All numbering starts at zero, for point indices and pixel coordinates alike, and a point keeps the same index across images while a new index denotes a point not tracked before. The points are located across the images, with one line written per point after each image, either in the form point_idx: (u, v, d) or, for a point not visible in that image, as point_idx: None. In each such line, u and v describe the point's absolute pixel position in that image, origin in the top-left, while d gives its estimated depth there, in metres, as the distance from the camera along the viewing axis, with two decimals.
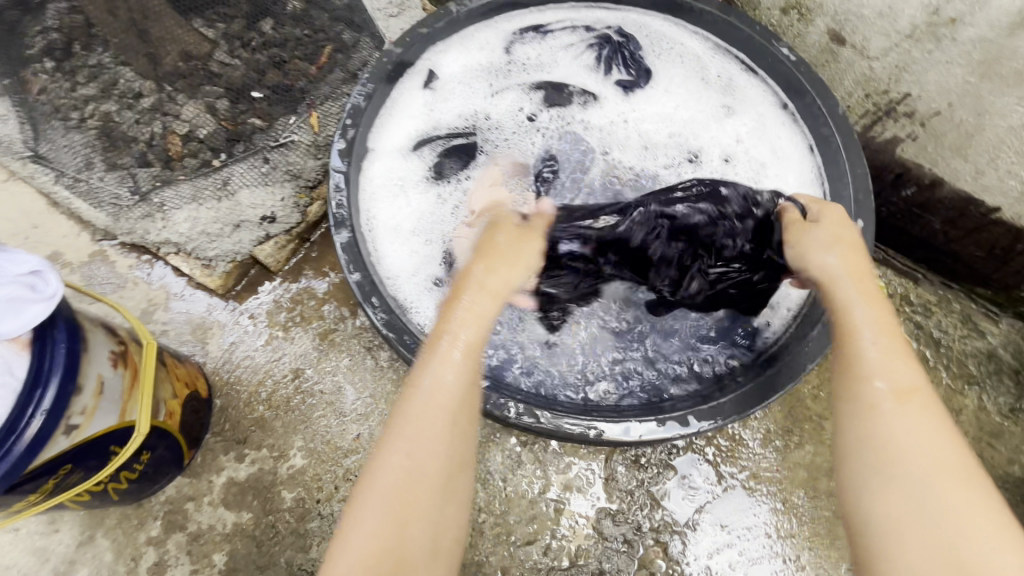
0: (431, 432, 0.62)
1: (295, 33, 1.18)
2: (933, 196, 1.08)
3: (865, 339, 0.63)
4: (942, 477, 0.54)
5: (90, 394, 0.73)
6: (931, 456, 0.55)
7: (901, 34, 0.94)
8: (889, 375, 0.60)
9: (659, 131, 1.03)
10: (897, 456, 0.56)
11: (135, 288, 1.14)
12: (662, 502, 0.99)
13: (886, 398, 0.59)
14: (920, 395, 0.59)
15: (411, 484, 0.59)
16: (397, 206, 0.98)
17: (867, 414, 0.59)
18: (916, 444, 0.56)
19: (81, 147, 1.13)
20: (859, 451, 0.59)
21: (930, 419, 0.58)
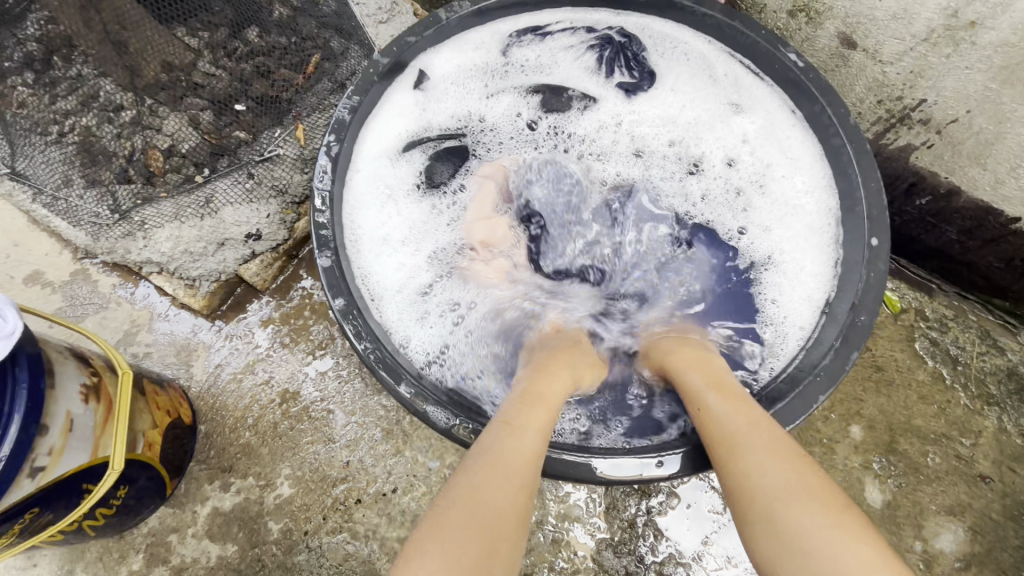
0: (520, 468, 0.61)
1: (282, 41, 1.13)
2: (949, 205, 1.04)
3: (708, 399, 0.69)
4: (793, 507, 0.57)
5: (58, 433, 0.69)
6: (779, 488, 0.58)
7: (917, 37, 0.88)
8: (733, 425, 0.65)
9: (658, 133, 1.01)
10: (754, 500, 0.59)
11: (118, 308, 1.11)
12: (665, 533, 0.94)
13: (737, 443, 0.64)
14: (762, 431, 0.64)
15: (496, 513, 0.57)
16: (384, 215, 0.95)
17: (725, 466, 0.63)
18: (766, 480, 0.59)
19: (60, 164, 1.09)
20: (732, 506, 0.62)
21: (773, 450, 0.62)
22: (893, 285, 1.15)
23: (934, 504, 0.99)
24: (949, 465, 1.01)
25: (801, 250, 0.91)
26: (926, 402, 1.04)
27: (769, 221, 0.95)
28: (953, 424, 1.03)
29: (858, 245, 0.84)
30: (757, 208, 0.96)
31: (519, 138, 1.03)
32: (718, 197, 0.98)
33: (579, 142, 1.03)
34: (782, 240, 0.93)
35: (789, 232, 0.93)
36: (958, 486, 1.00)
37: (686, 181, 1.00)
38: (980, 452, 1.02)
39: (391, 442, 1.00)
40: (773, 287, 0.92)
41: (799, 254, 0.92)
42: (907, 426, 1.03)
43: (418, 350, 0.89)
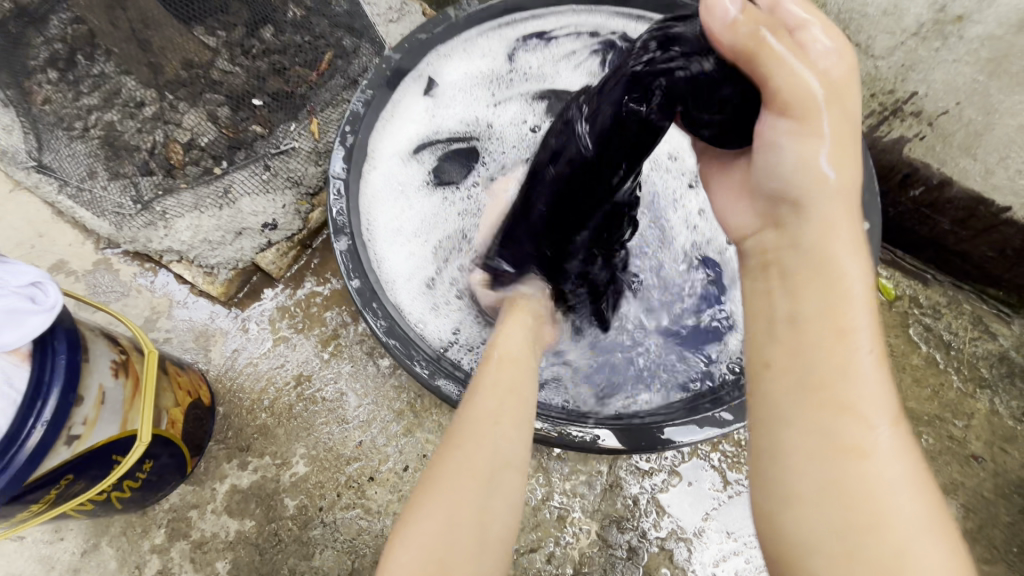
0: (481, 428, 0.63)
1: (296, 39, 1.17)
2: (942, 196, 1.06)
3: (856, 343, 0.51)
4: (921, 538, 0.45)
5: (91, 404, 0.74)
6: (916, 516, 0.46)
7: (907, 32, 0.93)
8: (885, 409, 0.49)
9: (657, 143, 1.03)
10: (879, 509, 0.46)
11: (138, 296, 1.15)
12: (666, 509, 0.98)
13: (878, 434, 0.48)
14: (903, 434, 0.49)
15: (457, 479, 0.59)
16: (399, 209, 1.00)
17: (853, 450, 0.48)
18: (901, 497, 0.46)
19: (85, 157, 1.14)
20: (835, 490, 0.47)
21: (915, 465, 0.48)
22: (888, 274, 1.18)
23: None
24: (942, 445, 1.04)
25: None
26: (921, 385, 1.08)
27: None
28: (946, 407, 1.06)
29: None
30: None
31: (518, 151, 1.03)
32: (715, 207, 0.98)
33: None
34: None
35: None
36: (950, 466, 1.03)
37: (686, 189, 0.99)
38: (972, 433, 1.05)
39: (403, 422, 1.04)
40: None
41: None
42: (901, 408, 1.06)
43: (432, 331, 0.92)
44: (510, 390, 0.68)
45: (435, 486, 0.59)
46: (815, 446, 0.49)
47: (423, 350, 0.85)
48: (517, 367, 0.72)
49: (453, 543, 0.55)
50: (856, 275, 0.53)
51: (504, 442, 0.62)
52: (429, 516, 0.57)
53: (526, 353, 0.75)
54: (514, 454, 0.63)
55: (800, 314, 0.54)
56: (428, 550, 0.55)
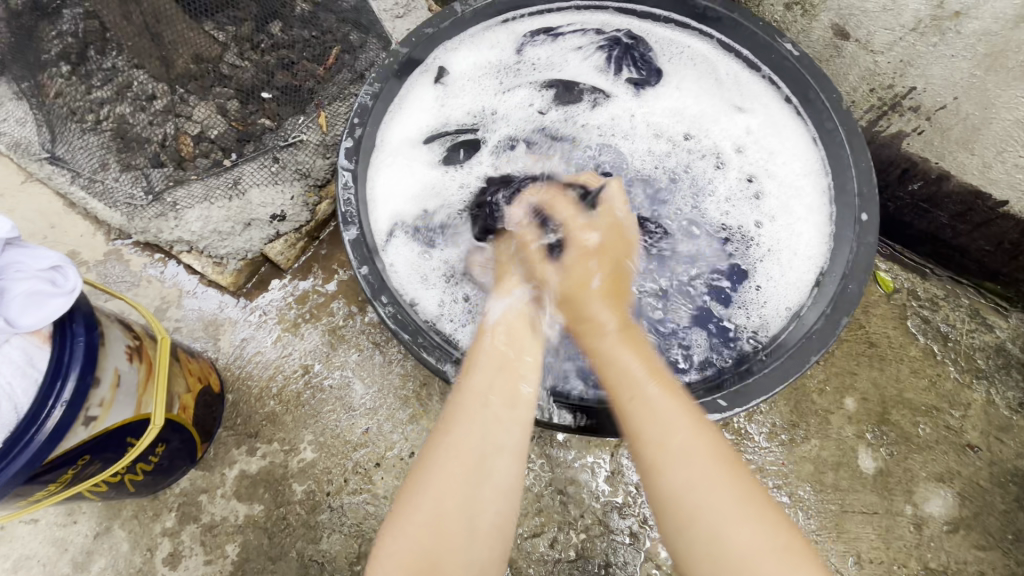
0: (470, 419, 0.65)
1: (303, 35, 1.19)
2: (940, 189, 1.09)
3: (640, 391, 0.64)
4: (730, 527, 0.55)
5: (108, 386, 0.76)
6: (722, 502, 0.56)
7: (906, 28, 0.94)
8: (670, 422, 0.62)
9: (672, 121, 1.07)
10: (690, 505, 0.57)
11: (149, 286, 1.17)
12: None
13: (668, 449, 0.60)
14: (694, 435, 0.61)
15: (446, 474, 0.61)
16: (409, 190, 1.02)
17: (652, 469, 0.60)
18: (697, 491, 0.57)
19: (97, 149, 1.16)
20: (664, 513, 0.59)
21: (707, 455, 0.60)
22: (887, 267, 1.20)
23: (924, 471, 1.04)
24: (939, 435, 1.06)
25: (797, 235, 0.96)
26: (918, 377, 1.09)
27: (775, 208, 1.00)
28: (943, 397, 1.08)
29: (849, 221, 0.89)
30: (767, 194, 1.01)
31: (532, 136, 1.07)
32: (732, 185, 1.03)
33: (595, 132, 1.08)
34: (784, 227, 0.98)
35: (792, 219, 0.98)
36: (947, 455, 1.05)
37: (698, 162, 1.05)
38: (969, 423, 1.06)
39: (409, 409, 1.06)
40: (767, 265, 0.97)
41: (797, 239, 0.97)
42: (899, 399, 1.08)
43: (426, 308, 0.94)
44: (501, 373, 0.69)
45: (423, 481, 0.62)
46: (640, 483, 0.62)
47: (429, 339, 0.86)
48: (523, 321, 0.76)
49: (442, 538, 0.58)
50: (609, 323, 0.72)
51: (495, 432, 0.64)
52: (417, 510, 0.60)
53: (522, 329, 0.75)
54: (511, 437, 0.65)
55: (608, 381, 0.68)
56: (417, 540, 0.58)
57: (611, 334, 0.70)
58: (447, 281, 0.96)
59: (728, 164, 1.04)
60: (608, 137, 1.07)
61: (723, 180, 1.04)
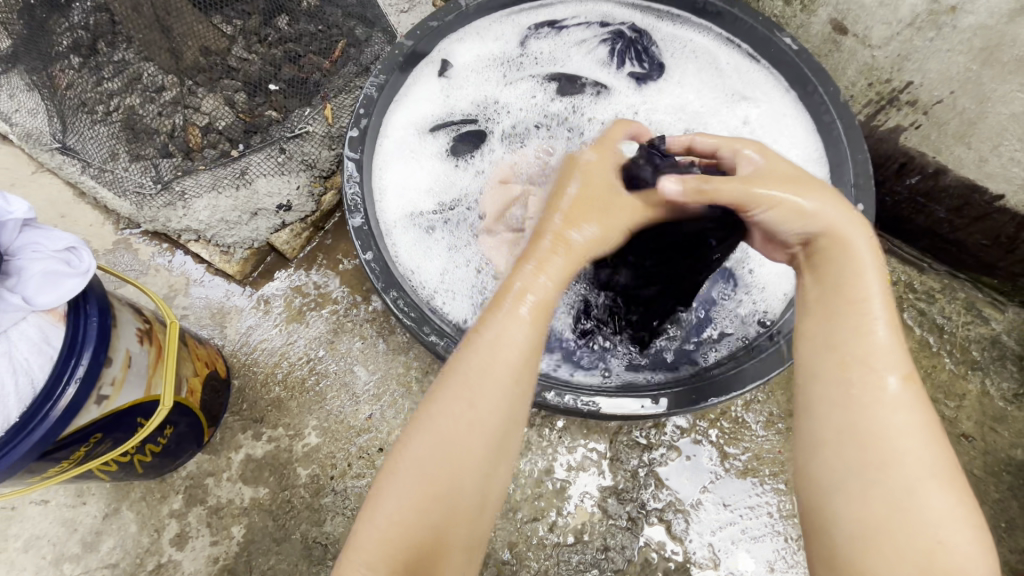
0: (484, 388, 0.58)
1: (309, 28, 1.21)
2: (936, 185, 1.10)
3: (867, 320, 0.58)
4: (928, 483, 0.52)
5: (119, 366, 0.78)
6: (925, 458, 0.53)
7: (902, 23, 0.96)
8: (893, 364, 0.56)
9: (674, 117, 1.07)
10: (883, 445, 0.54)
11: (156, 274, 1.19)
12: (666, 482, 1.01)
13: (884, 391, 0.55)
14: (914, 382, 0.56)
15: (455, 454, 0.57)
16: (413, 174, 1.04)
17: (857, 400, 0.56)
18: (904, 440, 0.54)
19: (108, 139, 1.18)
20: (852, 444, 0.55)
21: (919, 408, 0.55)
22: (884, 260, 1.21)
23: None
24: None
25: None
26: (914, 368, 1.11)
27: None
28: (938, 388, 1.09)
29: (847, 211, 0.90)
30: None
31: (532, 128, 1.07)
32: None
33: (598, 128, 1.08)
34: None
35: None
36: None
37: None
38: (963, 413, 1.08)
39: (411, 395, 1.08)
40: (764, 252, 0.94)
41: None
42: None
43: (431, 292, 0.95)
44: (532, 344, 0.60)
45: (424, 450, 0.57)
46: (819, 405, 0.58)
47: (428, 326, 0.87)
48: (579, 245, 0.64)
49: (443, 510, 0.56)
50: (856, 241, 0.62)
51: (509, 403, 0.58)
52: (413, 477, 0.57)
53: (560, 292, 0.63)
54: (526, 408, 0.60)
55: (822, 296, 0.61)
56: (416, 507, 0.56)
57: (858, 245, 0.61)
58: (450, 269, 0.98)
59: None
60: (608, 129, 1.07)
61: None
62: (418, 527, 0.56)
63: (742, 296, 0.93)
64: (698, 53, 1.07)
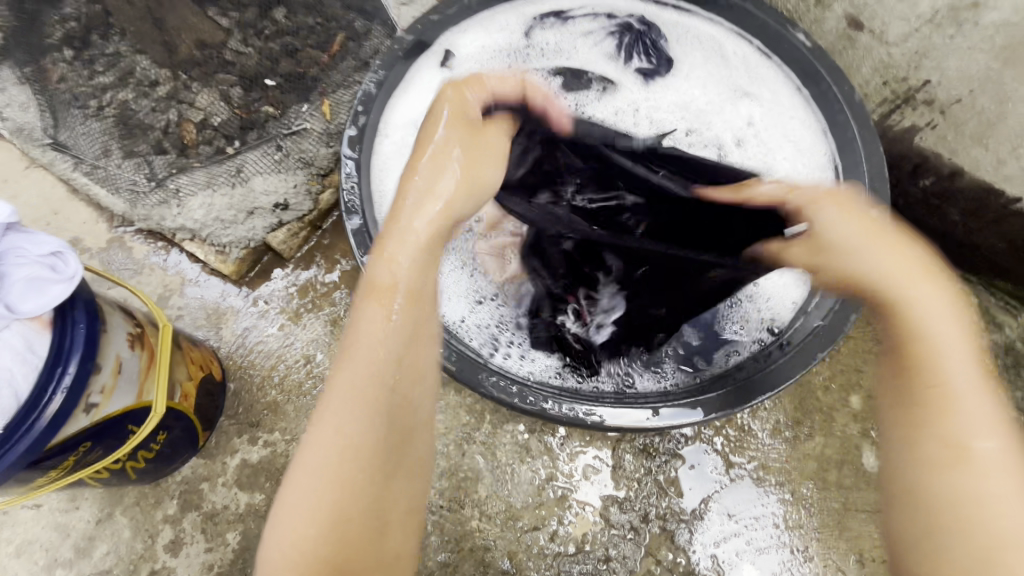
0: (361, 398, 0.60)
1: (309, 21, 1.17)
2: (952, 187, 1.06)
3: (955, 362, 0.64)
4: (1005, 503, 0.58)
5: (109, 373, 0.76)
6: (1001, 484, 0.58)
7: (922, 18, 0.94)
8: (977, 400, 0.62)
9: (675, 116, 1.03)
10: (959, 495, 0.58)
11: (151, 274, 1.17)
12: (669, 491, 0.99)
13: (953, 421, 0.61)
14: (981, 408, 0.62)
15: (347, 478, 0.58)
16: (406, 172, 0.98)
17: (960, 444, 0.60)
18: (991, 479, 0.58)
19: (100, 135, 1.15)
20: (940, 478, 0.60)
21: (1001, 431, 0.61)
22: None
23: None
24: None
25: None
26: None
27: None
28: None
29: None
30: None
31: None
32: None
33: None
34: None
35: None
36: None
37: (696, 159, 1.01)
38: None
39: None
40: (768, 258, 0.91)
41: None
42: None
43: None
44: (406, 340, 0.64)
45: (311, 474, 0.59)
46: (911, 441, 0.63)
47: None
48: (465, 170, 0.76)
49: (344, 527, 0.58)
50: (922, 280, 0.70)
51: (384, 403, 0.61)
52: (302, 501, 0.58)
53: (424, 275, 0.68)
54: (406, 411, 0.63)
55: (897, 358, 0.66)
56: (314, 542, 0.56)
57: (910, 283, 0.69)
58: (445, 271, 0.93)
59: (730, 153, 1.00)
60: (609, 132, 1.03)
61: (729, 166, 0.99)
62: (311, 557, 0.56)
63: (748, 305, 0.89)
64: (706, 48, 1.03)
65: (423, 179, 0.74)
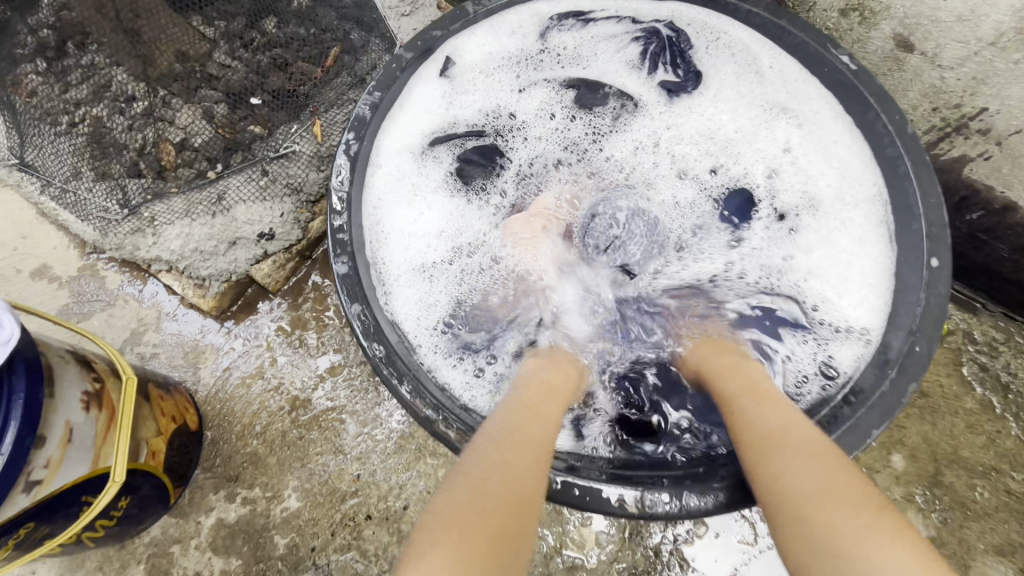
0: (513, 468, 0.57)
1: (300, 32, 1.08)
2: (1005, 221, 0.93)
3: (742, 405, 0.66)
4: (809, 484, 0.55)
5: (57, 444, 0.66)
6: (799, 466, 0.57)
7: (984, 41, 0.86)
8: (769, 419, 0.63)
9: (700, 149, 0.93)
10: (778, 501, 0.56)
11: (125, 306, 1.07)
12: (691, 564, 0.89)
13: (763, 433, 0.61)
14: (795, 425, 0.61)
15: (509, 523, 0.53)
16: (414, 213, 0.91)
17: (754, 467, 0.60)
18: (794, 475, 0.56)
19: (69, 155, 1.05)
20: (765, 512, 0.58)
21: (798, 434, 0.60)
22: None
23: (981, 542, 0.93)
24: (999, 501, 0.94)
25: (848, 265, 0.84)
26: (975, 433, 0.98)
27: (815, 241, 0.87)
28: (1004, 457, 0.96)
29: (913, 266, 0.77)
30: (806, 228, 0.87)
31: (551, 167, 0.95)
32: (773, 224, 0.89)
33: (617, 164, 0.95)
34: (826, 257, 0.86)
35: (836, 247, 0.85)
36: (1008, 524, 0.93)
37: (723, 200, 0.91)
38: None
39: (404, 453, 0.97)
40: (815, 290, 0.85)
41: (853, 273, 0.83)
42: (952, 458, 0.97)
43: (426, 355, 0.83)
44: (535, 421, 0.65)
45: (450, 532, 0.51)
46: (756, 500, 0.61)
47: (409, 382, 0.78)
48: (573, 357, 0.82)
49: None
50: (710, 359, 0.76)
51: (528, 489, 0.57)
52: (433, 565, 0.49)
53: (552, 402, 0.69)
54: (535, 517, 0.58)
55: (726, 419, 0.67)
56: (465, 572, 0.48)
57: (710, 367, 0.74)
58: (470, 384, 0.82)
59: (764, 188, 0.90)
60: (627, 168, 0.95)
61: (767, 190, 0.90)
62: None
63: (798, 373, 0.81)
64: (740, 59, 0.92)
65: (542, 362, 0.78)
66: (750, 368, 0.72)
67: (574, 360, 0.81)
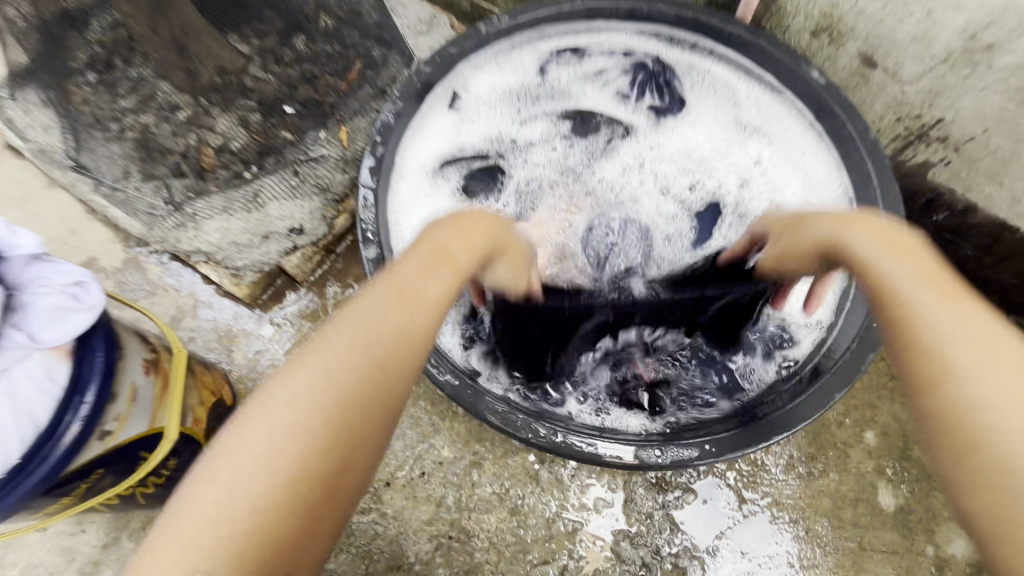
0: (334, 373, 0.54)
1: (325, 48, 1.17)
2: (965, 221, 1.09)
3: (921, 302, 0.57)
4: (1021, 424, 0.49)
5: (124, 401, 0.75)
6: (1003, 398, 0.50)
7: (936, 59, 0.91)
8: (959, 332, 0.54)
9: (679, 167, 1.06)
10: (972, 431, 0.50)
11: (165, 295, 1.21)
12: (682, 526, 0.98)
13: (961, 351, 0.53)
14: (997, 344, 0.53)
15: (313, 433, 0.52)
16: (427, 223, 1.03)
17: (931, 382, 0.54)
18: (1001, 409, 0.50)
19: (119, 158, 1.12)
20: (931, 428, 0.53)
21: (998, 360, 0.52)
22: None
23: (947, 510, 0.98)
24: None
25: None
26: None
27: None
28: None
29: None
30: None
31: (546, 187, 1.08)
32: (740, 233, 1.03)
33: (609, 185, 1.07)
34: None
35: None
36: None
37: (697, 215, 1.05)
38: None
39: None
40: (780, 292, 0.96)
41: None
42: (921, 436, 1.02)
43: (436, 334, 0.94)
44: (394, 308, 0.59)
45: (267, 426, 0.52)
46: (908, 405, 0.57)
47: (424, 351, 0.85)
48: (477, 219, 0.74)
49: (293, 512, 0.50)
50: (861, 241, 0.65)
51: (346, 394, 0.54)
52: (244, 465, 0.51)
53: (426, 281, 0.63)
54: (372, 415, 0.55)
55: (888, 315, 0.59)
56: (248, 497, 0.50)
57: (872, 251, 0.64)
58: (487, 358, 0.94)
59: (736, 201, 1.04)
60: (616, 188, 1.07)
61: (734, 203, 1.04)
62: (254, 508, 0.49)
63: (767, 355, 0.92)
64: (718, 87, 1.03)
65: (442, 232, 0.70)
66: (925, 261, 0.62)
67: (483, 221, 0.74)
